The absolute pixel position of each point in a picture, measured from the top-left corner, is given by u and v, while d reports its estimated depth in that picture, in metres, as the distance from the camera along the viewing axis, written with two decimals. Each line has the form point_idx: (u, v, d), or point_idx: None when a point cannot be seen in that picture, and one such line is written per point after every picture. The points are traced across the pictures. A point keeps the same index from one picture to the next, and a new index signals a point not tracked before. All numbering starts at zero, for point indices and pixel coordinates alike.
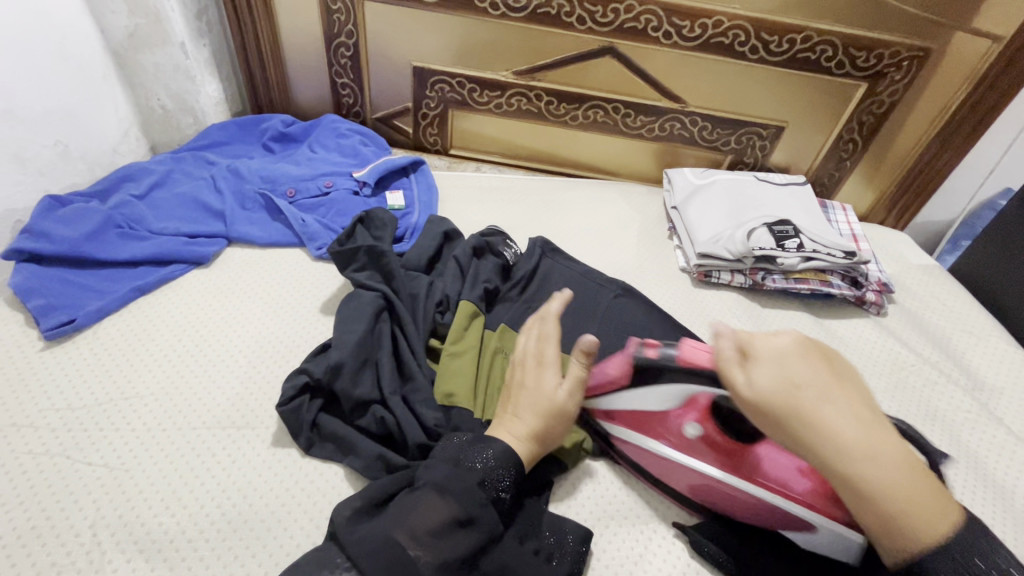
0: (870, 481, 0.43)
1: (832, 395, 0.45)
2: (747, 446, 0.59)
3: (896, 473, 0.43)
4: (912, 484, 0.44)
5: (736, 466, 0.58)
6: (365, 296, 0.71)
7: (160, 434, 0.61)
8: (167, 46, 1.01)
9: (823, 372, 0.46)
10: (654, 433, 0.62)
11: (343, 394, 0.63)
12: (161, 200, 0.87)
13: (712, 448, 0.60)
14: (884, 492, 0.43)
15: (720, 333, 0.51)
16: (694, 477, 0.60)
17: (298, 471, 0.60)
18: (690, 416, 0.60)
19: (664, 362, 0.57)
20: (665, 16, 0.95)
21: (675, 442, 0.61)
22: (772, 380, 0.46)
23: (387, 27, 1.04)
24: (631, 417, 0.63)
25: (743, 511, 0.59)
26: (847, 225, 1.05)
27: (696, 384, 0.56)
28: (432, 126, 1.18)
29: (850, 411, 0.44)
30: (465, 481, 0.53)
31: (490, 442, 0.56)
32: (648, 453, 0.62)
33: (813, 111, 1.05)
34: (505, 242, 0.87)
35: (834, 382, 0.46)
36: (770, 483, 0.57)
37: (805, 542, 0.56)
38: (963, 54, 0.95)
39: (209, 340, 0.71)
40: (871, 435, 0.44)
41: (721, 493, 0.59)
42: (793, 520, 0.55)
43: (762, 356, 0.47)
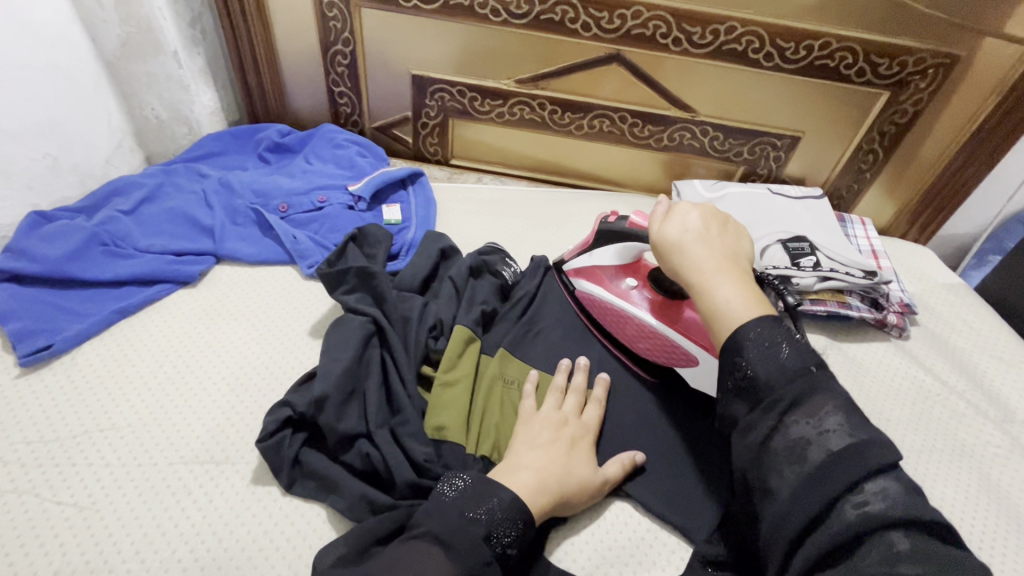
0: (719, 297, 0.52)
1: (711, 239, 0.56)
2: (675, 302, 0.71)
3: (747, 296, 0.51)
4: (754, 308, 0.50)
5: (661, 312, 0.71)
6: (354, 320, 0.67)
7: (135, 470, 0.58)
8: (160, 55, 0.98)
9: (714, 229, 0.58)
10: (603, 283, 0.75)
11: (328, 429, 0.59)
12: (149, 215, 0.85)
13: (645, 300, 0.73)
14: (731, 307, 0.50)
15: (659, 199, 0.63)
16: (625, 317, 0.73)
17: (278, 512, 0.57)
18: (632, 273, 0.74)
19: (620, 224, 0.73)
20: (675, 22, 0.91)
21: (615, 290, 0.74)
22: (672, 228, 0.58)
23: (385, 35, 1.01)
24: (590, 271, 0.77)
25: (650, 350, 0.71)
26: (866, 240, 1.00)
27: (641, 243, 0.71)
28: (432, 136, 1.14)
29: (721, 253, 0.55)
30: (471, 535, 0.50)
31: (499, 490, 0.53)
32: (597, 299, 0.75)
33: (831, 120, 1.00)
34: (504, 260, 0.83)
35: (720, 239, 0.57)
36: (682, 327, 0.69)
37: (694, 378, 0.68)
38: (993, 61, 0.89)
39: (191, 366, 0.68)
40: (734, 271, 0.53)
41: (643, 333, 0.71)
42: (688, 353, 0.68)
43: (677, 214, 0.59)
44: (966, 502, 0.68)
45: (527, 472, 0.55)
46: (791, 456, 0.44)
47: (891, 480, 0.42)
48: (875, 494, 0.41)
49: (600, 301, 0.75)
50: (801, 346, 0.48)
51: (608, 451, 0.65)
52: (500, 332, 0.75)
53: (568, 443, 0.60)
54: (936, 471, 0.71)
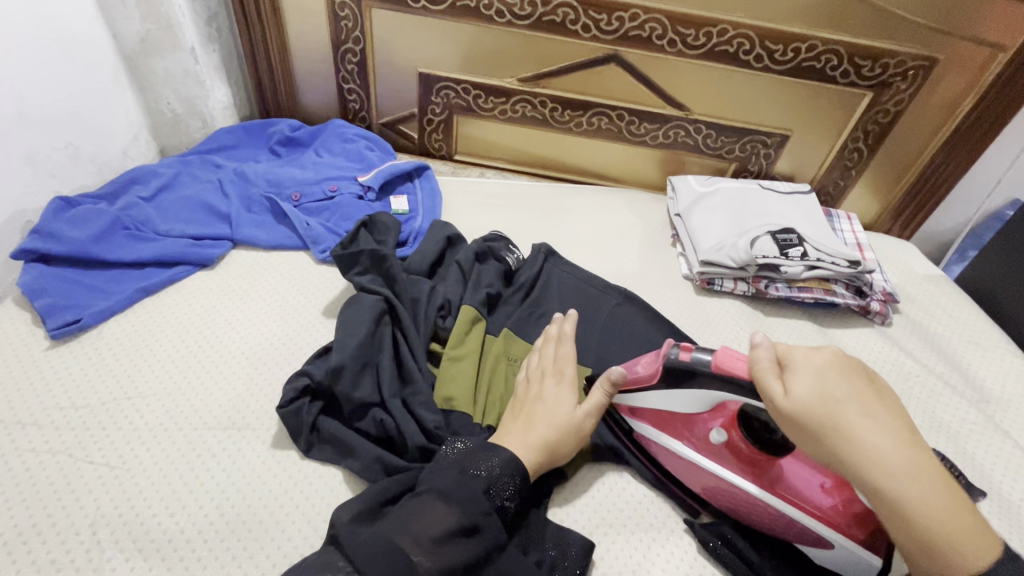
0: (912, 501, 0.45)
1: (875, 412, 0.48)
2: (775, 459, 0.58)
3: (935, 489, 0.46)
4: (950, 504, 0.46)
5: (761, 477, 0.58)
6: (367, 299, 0.71)
7: (162, 434, 0.62)
8: (177, 51, 1.02)
9: (865, 389, 0.49)
10: (679, 434, 0.63)
11: (344, 397, 0.63)
12: (168, 202, 0.88)
13: (739, 458, 0.59)
14: (936, 523, 0.45)
15: (758, 342, 0.53)
16: (718, 482, 0.60)
17: (298, 473, 0.60)
18: (717, 420, 0.61)
19: (696, 367, 0.57)
20: (670, 24, 0.96)
21: (698, 444, 0.62)
22: (810, 392, 0.48)
23: (394, 34, 1.05)
24: (659, 417, 0.64)
25: (760, 520, 0.60)
26: (852, 233, 1.05)
27: (728, 396, 0.57)
28: (437, 132, 1.19)
29: (888, 428, 0.47)
30: (471, 489, 0.54)
31: (497, 450, 0.57)
32: (678, 457, 0.63)
33: (818, 120, 1.05)
34: (507, 247, 0.88)
35: (874, 399, 0.49)
36: (793, 495, 0.57)
37: (821, 557, 0.57)
38: (969, 64, 0.94)
39: (212, 342, 0.72)
40: (914, 457, 0.46)
41: (742, 502, 0.60)
42: (811, 534, 0.56)
43: (802, 369, 0.50)
44: None
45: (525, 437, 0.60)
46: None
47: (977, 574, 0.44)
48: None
49: (685, 457, 0.62)
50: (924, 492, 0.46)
51: (605, 421, 0.69)
52: (504, 313, 0.80)
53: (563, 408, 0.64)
54: None
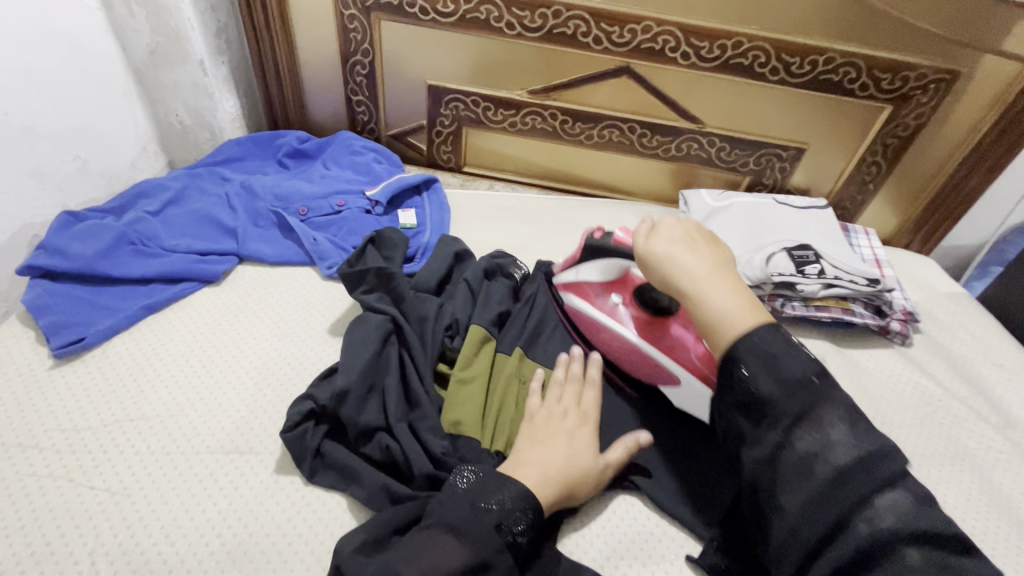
0: (716, 307, 0.55)
1: (697, 251, 0.60)
2: (661, 320, 0.69)
3: (741, 305, 0.55)
4: (748, 314, 0.54)
5: (646, 329, 0.70)
6: (373, 318, 0.70)
7: (164, 459, 0.60)
8: (187, 63, 1.02)
9: (699, 240, 0.61)
10: (591, 298, 0.74)
11: (349, 421, 0.61)
12: (175, 216, 0.88)
13: (632, 318, 0.71)
14: (726, 316, 0.54)
15: (643, 217, 0.65)
16: (611, 335, 0.72)
17: (301, 501, 0.59)
18: (619, 290, 0.73)
19: (603, 242, 0.71)
20: (683, 37, 0.94)
21: (600, 304, 0.73)
22: (659, 240, 0.61)
23: (403, 47, 1.04)
24: (578, 286, 0.75)
25: (640, 366, 0.70)
26: (869, 249, 1.02)
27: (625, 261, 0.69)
28: (446, 144, 1.17)
29: (709, 261, 0.59)
30: (482, 524, 0.52)
31: (509, 483, 0.55)
32: (585, 316, 0.74)
33: (835, 133, 1.03)
34: (515, 263, 0.86)
35: (706, 249, 0.61)
36: (666, 347, 0.67)
37: (678, 399, 0.67)
38: (993, 77, 0.92)
39: (215, 361, 0.70)
40: (717, 278, 0.57)
41: (627, 351, 0.71)
42: (671, 376, 0.67)
43: (663, 228, 0.62)
44: (967, 503, 0.70)
45: (536, 467, 0.57)
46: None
47: (901, 494, 0.47)
48: (885, 509, 0.46)
49: (588, 313, 0.74)
50: (799, 356, 0.52)
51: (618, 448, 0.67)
52: (515, 331, 0.78)
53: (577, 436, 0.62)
54: (938, 472, 0.73)
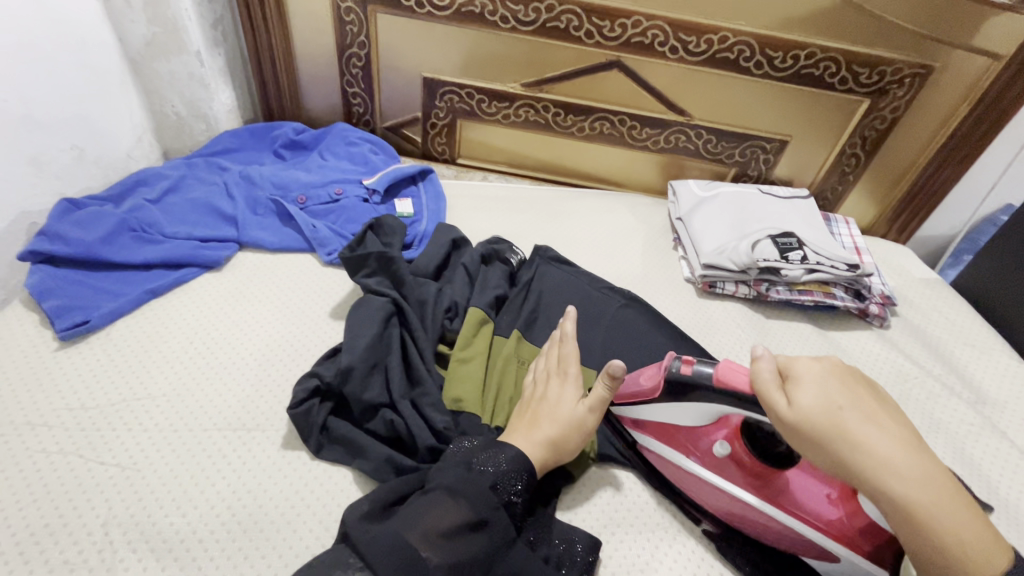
0: (941, 523, 0.45)
1: (877, 420, 0.48)
2: (781, 472, 0.59)
3: (958, 509, 0.45)
4: (971, 520, 0.45)
5: (769, 490, 0.59)
6: (375, 301, 0.72)
7: (172, 435, 0.62)
8: (183, 54, 1.03)
9: (859, 395, 0.50)
10: (683, 448, 0.64)
11: (353, 398, 0.64)
12: (174, 204, 0.89)
13: (741, 470, 0.61)
14: (953, 534, 0.44)
15: (759, 354, 0.53)
16: (725, 499, 0.61)
17: (308, 473, 0.61)
18: (718, 433, 0.62)
19: (700, 379, 0.58)
20: (672, 31, 0.97)
21: (700, 457, 0.63)
22: (816, 400, 0.49)
23: (399, 39, 1.06)
24: (665, 431, 0.65)
25: (764, 532, 0.60)
26: (849, 237, 1.07)
27: (724, 406, 0.58)
28: (440, 136, 1.19)
29: (901, 443, 0.47)
30: (478, 485, 0.54)
31: (502, 447, 0.58)
32: (680, 471, 0.63)
33: (816, 125, 1.07)
34: (511, 248, 0.89)
35: (876, 407, 0.50)
36: (798, 507, 0.58)
37: (826, 568, 0.58)
38: (964, 71, 0.97)
39: (220, 343, 0.72)
40: (919, 462, 0.46)
41: (748, 516, 0.60)
42: (817, 547, 0.57)
43: (808, 378, 0.50)
44: None
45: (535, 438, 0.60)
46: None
47: None
48: None
49: (687, 471, 0.63)
50: None
51: (614, 422, 0.70)
52: (510, 315, 0.80)
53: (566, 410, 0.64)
54: None
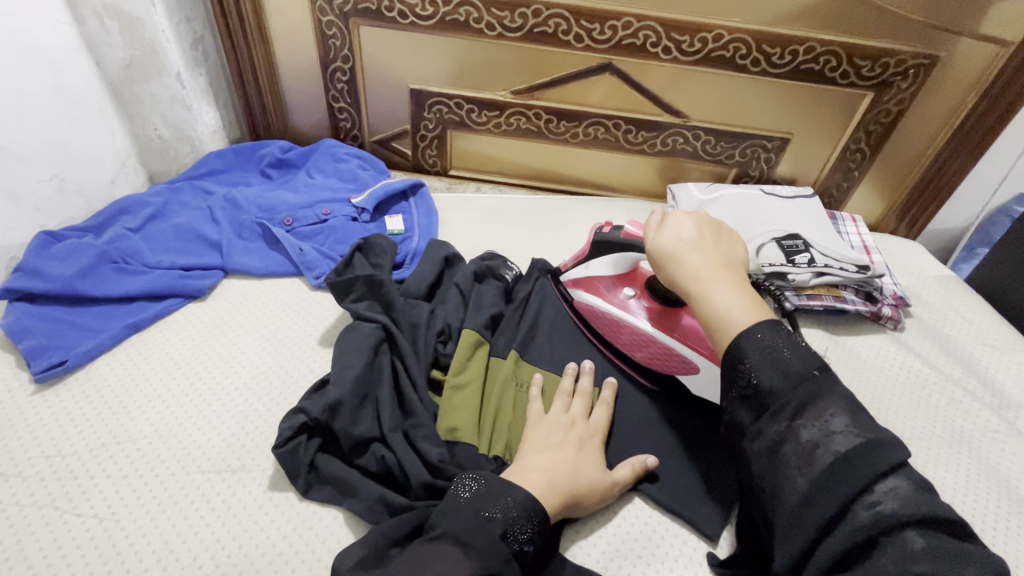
0: (720, 304, 0.55)
1: (704, 249, 0.60)
2: (674, 310, 0.72)
3: (744, 305, 0.55)
4: (754, 314, 0.53)
5: (662, 321, 0.72)
6: (364, 327, 0.69)
7: (154, 481, 0.59)
8: (163, 75, 1.00)
9: (706, 234, 0.62)
10: (601, 293, 0.77)
11: (342, 433, 0.60)
12: (157, 232, 0.86)
13: (644, 309, 0.74)
14: (729, 312, 0.54)
15: (653, 211, 0.67)
16: (626, 330, 0.74)
17: (297, 517, 0.58)
18: (630, 284, 0.76)
19: (615, 234, 0.74)
20: (664, 31, 0.94)
21: (612, 299, 0.76)
22: (668, 237, 0.62)
23: (383, 52, 1.03)
24: (588, 282, 0.79)
25: (650, 357, 0.73)
26: (858, 236, 1.03)
27: (635, 252, 0.73)
28: (431, 148, 1.16)
29: (715, 261, 0.59)
30: (487, 534, 0.51)
31: (512, 489, 0.53)
32: (594, 309, 0.77)
33: (819, 122, 1.03)
34: (506, 264, 0.86)
35: (716, 247, 0.61)
36: (685, 337, 0.70)
37: (695, 385, 0.70)
38: (971, 60, 0.93)
39: (204, 377, 0.69)
40: (725, 274, 0.58)
41: (642, 342, 0.73)
42: (688, 361, 0.69)
43: (672, 223, 0.63)
44: (966, 484, 0.70)
45: (534, 473, 0.56)
46: (802, 459, 0.46)
47: (903, 480, 0.45)
48: (888, 495, 0.44)
49: (597, 307, 0.76)
50: (804, 350, 0.50)
51: (620, 447, 0.67)
52: (508, 335, 0.77)
53: (577, 444, 0.61)
54: (937, 455, 0.73)
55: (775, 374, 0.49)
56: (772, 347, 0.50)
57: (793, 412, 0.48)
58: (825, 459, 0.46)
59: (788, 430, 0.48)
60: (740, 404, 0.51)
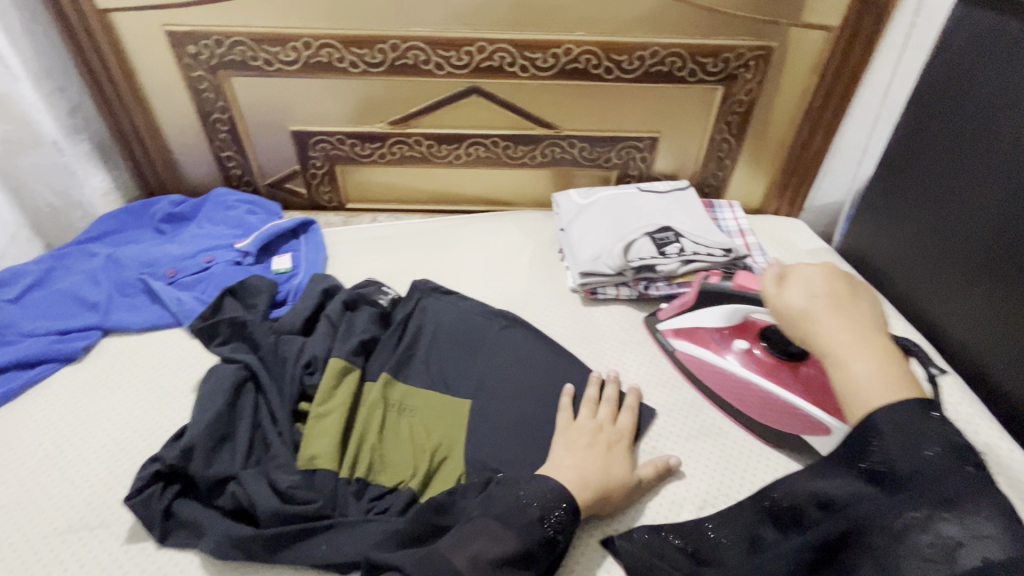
0: (857, 375, 0.48)
1: (845, 307, 0.53)
2: (795, 363, 0.72)
3: (890, 374, 0.47)
4: (899, 388, 0.46)
5: (776, 374, 0.73)
6: (225, 368, 0.72)
7: (8, 549, 0.60)
8: (41, 146, 1.02)
9: (843, 291, 0.55)
10: (709, 344, 0.79)
11: (197, 475, 0.62)
12: (35, 300, 0.87)
13: (759, 361, 0.75)
14: (869, 386, 0.47)
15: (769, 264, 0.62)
16: (743, 385, 0.75)
17: (153, 565, 0.59)
18: (742, 335, 0.77)
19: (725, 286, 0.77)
20: (517, 51, 0.99)
21: (723, 352, 0.78)
22: (793, 291, 0.56)
23: (257, 99, 1.06)
24: (694, 332, 0.81)
25: (766, 412, 0.73)
26: (734, 221, 1.08)
27: (750, 305, 0.76)
28: (324, 184, 1.19)
29: (856, 325, 0.51)
30: (524, 516, 0.56)
31: (546, 477, 0.60)
32: (699, 360, 0.79)
33: (681, 118, 1.09)
34: (380, 289, 0.88)
35: (853, 304, 0.54)
36: (799, 389, 0.71)
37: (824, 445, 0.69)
38: (804, 46, 0.99)
39: (72, 439, 0.70)
40: (866, 336, 0.50)
41: (756, 396, 0.74)
42: (815, 420, 0.69)
43: (795, 275, 0.58)
44: None
45: (569, 469, 0.62)
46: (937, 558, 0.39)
47: None
48: None
49: (711, 361, 0.78)
50: (949, 436, 0.43)
51: (485, 452, 0.69)
52: (383, 358, 0.79)
53: (605, 446, 0.67)
54: None
55: (913, 458, 0.42)
56: (914, 422, 0.44)
57: (932, 504, 0.41)
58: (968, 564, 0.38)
59: (921, 520, 0.40)
60: (862, 479, 0.45)
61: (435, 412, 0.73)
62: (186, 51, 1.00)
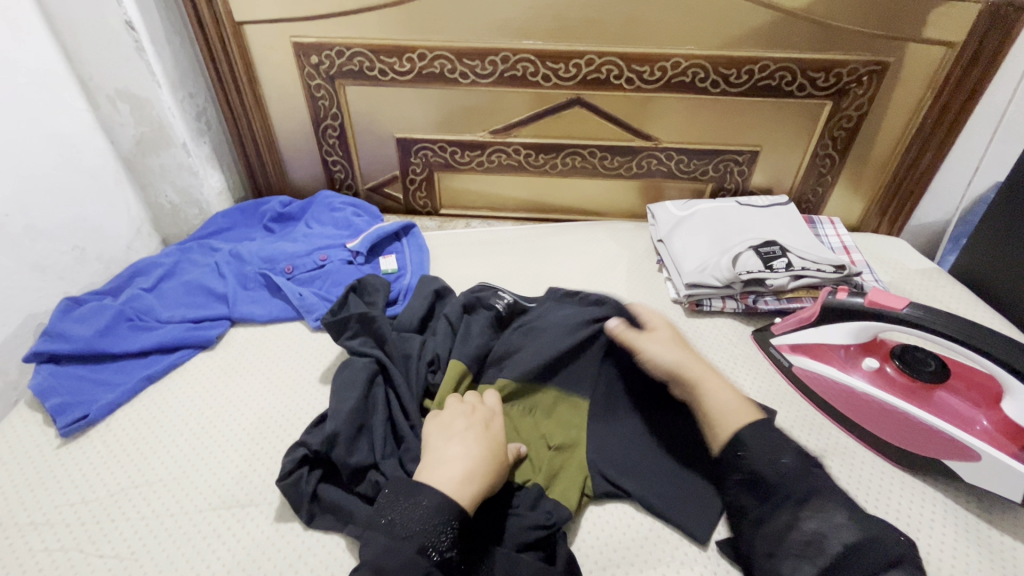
0: (717, 405, 0.67)
1: (692, 356, 0.73)
2: (930, 386, 0.71)
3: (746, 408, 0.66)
4: (744, 412, 0.65)
5: (912, 396, 0.71)
6: (358, 362, 0.73)
7: (167, 520, 0.64)
8: (171, 147, 1.10)
9: (682, 347, 0.75)
10: (833, 362, 0.77)
11: (340, 462, 0.63)
12: (169, 289, 0.92)
13: (891, 382, 0.73)
14: (735, 410, 0.65)
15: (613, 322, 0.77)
16: (874, 404, 0.72)
17: (302, 545, 0.61)
18: (871, 355, 0.75)
19: (855, 302, 0.72)
20: (625, 64, 1.01)
21: (849, 369, 0.75)
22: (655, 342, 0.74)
23: (368, 107, 1.11)
24: (815, 348, 0.79)
25: (899, 432, 0.70)
26: (836, 237, 1.06)
27: (883, 325, 0.71)
28: (420, 190, 1.23)
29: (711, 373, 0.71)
30: (403, 555, 0.52)
31: (418, 493, 0.57)
32: (822, 376, 0.76)
33: (784, 133, 1.08)
34: (496, 295, 0.87)
35: (693, 354, 0.74)
36: (939, 413, 0.68)
37: (966, 472, 0.64)
38: (921, 62, 0.97)
39: (214, 422, 0.74)
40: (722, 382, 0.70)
41: (889, 416, 0.71)
42: (959, 445, 0.65)
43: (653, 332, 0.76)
44: None
45: (454, 464, 0.60)
46: (805, 552, 0.52)
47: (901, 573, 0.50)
48: None
49: (836, 377, 0.75)
50: (791, 449, 0.59)
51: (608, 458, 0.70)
52: (517, 363, 0.76)
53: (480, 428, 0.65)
54: None
55: (773, 467, 0.57)
56: (762, 441, 0.59)
57: (797, 505, 0.55)
58: (833, 550, 0.51)
59: (791, 523, 0.54)
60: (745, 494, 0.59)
61: (559, 417, 0.73)
62: (308, 61, 1.06)
